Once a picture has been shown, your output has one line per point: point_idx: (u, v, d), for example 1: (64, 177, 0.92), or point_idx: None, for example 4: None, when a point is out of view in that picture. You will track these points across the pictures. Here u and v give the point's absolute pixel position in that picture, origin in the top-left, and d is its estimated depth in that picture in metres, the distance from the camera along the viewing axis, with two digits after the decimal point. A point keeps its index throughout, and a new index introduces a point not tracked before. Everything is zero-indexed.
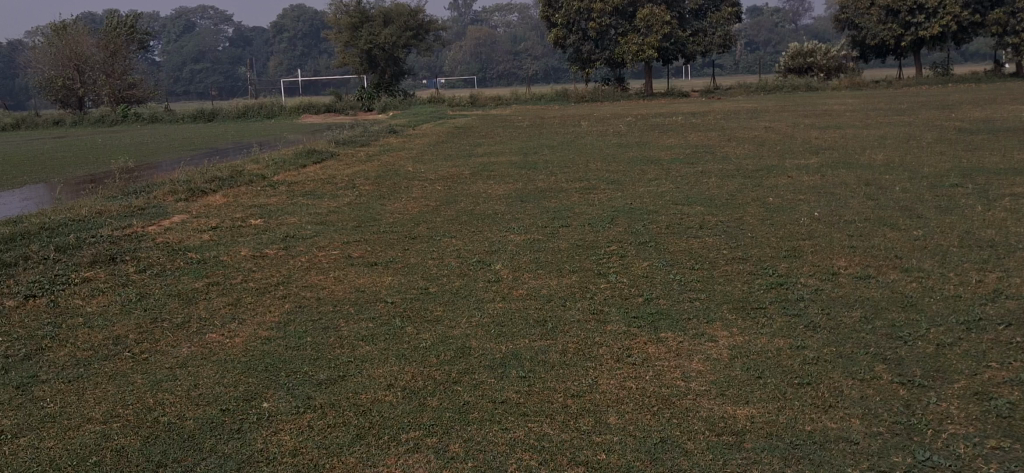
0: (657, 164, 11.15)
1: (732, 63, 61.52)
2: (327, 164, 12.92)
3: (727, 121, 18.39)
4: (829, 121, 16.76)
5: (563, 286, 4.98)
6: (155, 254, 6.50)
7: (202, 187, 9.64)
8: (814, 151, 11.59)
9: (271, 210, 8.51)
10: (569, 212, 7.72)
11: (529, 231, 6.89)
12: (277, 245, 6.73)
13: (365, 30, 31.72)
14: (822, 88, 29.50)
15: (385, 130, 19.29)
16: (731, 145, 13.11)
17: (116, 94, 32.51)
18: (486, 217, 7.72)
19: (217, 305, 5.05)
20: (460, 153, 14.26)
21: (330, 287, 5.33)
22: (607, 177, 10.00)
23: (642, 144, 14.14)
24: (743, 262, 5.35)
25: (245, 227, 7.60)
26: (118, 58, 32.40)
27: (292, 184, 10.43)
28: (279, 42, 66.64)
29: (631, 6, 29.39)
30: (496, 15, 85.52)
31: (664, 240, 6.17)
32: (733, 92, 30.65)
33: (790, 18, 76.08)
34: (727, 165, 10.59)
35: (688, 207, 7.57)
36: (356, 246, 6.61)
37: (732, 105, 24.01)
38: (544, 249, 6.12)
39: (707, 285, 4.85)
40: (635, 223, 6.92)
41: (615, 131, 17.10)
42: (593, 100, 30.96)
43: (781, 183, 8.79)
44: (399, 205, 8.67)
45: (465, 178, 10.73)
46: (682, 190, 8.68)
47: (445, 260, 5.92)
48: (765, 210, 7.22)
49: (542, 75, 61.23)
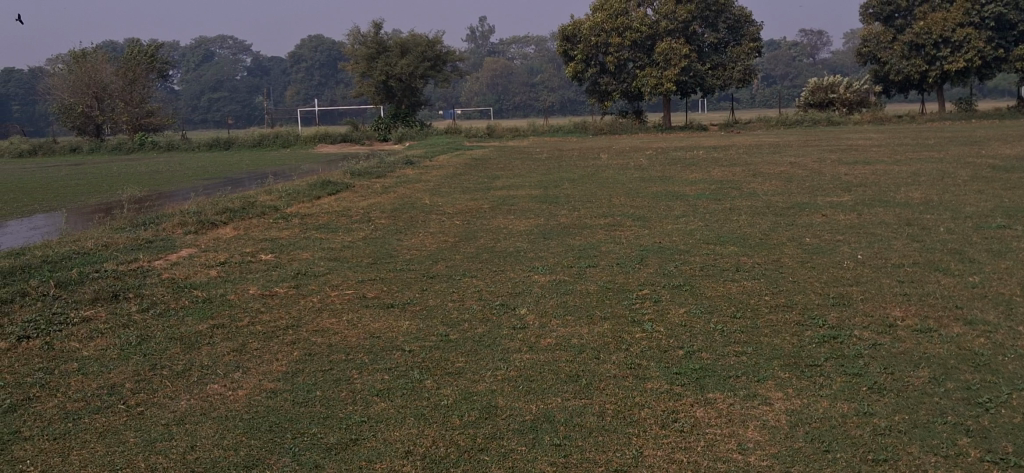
0: (683, 199, 10.81)
1: (750, 96, 61.21)
2: (343, 195, 12.61)
3: (751, 155, 18.00)
4: (856, 157, 16.32)
5: (594, 335, 4.60)
6: (160, 291, 6.17)
7: (213, 219, 9.33)
8: (846, 188, 11.19)
9: (283, 244, 8.18)
10: (595, 250, 7.35)
11: (554, 271, 6.53)
12: (289, 284, 6.38)
13: (383, 61, 31.59)
14: (843, 123, 29.14)
15: (402, 161, 19.03)
16: (758, 181, 12.73)
17: (134, 122, 32.45)
18: (508, 255, 7.36)
19: (223, 349, 4.70)
20: (479, 186, 13.95)
21: (343, 332, 4.96)
22: (631, 213, 9.64)
23: (665, 178, 13.77)
24: (787, 311, 4.96)
25: (255, 263, 7.27)
26: (136, 86, 32.35)
27: (306, 217, 10.13)
28: (297, 72, 66.83)
29: (650, 39, 29.15)
30: (513, 47, 85.69)
31: (700, 283, 5.80)
32: (752, 126, 30.32)
33: (807, 52, 75.74)
34: (757, 201, 10.20)
35: (721, 247, 7.21)
36: (372, 284, 6.25)
37: (753, 139, 23.64)
38: (571, 292, 5.74)
39: (753, 336, 4.46)
40: (667, 264, 6.54)
41: (637, 164, 16.77)
42: (611, 132, 30.70)
43: (817, 221, 8.42)
44: (417, 240, 8.34)
45: (485, 213, 10.39)
46: (712, 228, 8.30)
47: (466, 302, 5.56)
48: (803, 251, 6.83)
49: (559, 107, 61.08)
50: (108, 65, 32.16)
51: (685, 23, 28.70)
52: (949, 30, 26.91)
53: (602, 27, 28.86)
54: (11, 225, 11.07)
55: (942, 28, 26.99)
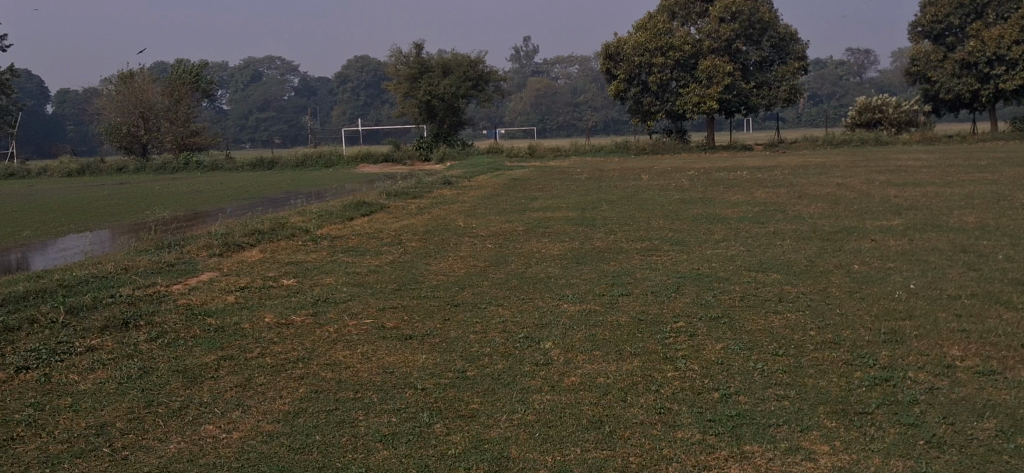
0: (724, 222, 10.41)
1: (796, 116, 60.34)
2: (376, 216, 12.38)
3: (796, 176, 17.48)
4: (906, 178, 15.77)
5: (622, 374, 4.24)
6: (172, 318, 5.93)
7: (239, 241, 9.13)
8: (896, 211, 10.70)
9: (307, 268, 7.93)
10: (629, 277, 6.99)
11: (585, 299, 6.18)
12: (306, 312, 6.11)
13: (424, 80, 31.51)
14: (892, 142, 28.44)
15: (439, 181, 18.80)
16: (803, 203, 12.27)
17: (179, 141, 32.74)
18: (538, 281, 7.03)
19: (227, 384, 4.42)
20: (515, 207, 13.66)
21: (355, 366, 4.66)
22: (670, 237, 9.26)
23: (706, 200, 13.36)
24: (834, 349, 4.56)
25: (276, 288, 7.01)
26: (181, 106, 32.67)
27: (335, 239, 9.89)
28: (341, 92, 67.29)
29: (694, 58, 28.74)
30: (556, 66, 85.57)
31: (740, 315, 5.41)
32: (798, 146, 29.72)
33: (853, 71, 74.61)
34: (801, 225, 9.78)
35: (763, 274, 6.82)
36: (392, 313, 5.95)
37: (799, 160, 23.04)
38: (601, 323, 5.38)
39: (796, 378, 4.08)
40: (705, 294, 6.15)
41: (678, 185, 16.35)
42: (653, 152, 30.29)
43: (866, 247, 7.98)
44: (445, 264, 8.03)
45: (518, 235, 10.09)
46: (754, 254, 7.91)
47: (488, 333, 5.23)
48: (852, 280, 6.41)
49: (602, 126, 60.76)
50: (154, 86, 32.43)
51: (729, 42, 28.43)
52: (1003, 48, 26.05)
53: (645, 46, 28.50)
54: (42, 246, 10.97)
55: (998, 45, 26.08)
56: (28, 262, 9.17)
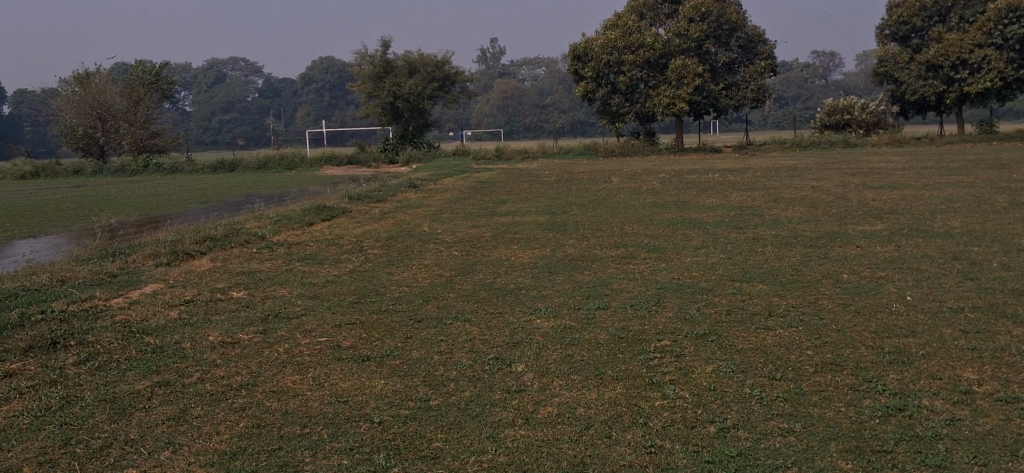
0: (701, 227, 10.02)
1: (763, 118, 60.46)
2: (338, 221, 11.85)
3: (769, 178, 17.15)
4: (881, 181, 15.47)
5: (604, 403, 3.80)
6: (107, 336, 5.39)
7: (189, 249, 8.56)
8: (878, 216, 10.35)
9: (262, 278, 7.39)
10: (605, 288, 6.53)
11: (558, 314, 5.72)
12: (255, 329, 5.59)
13: (390, 80, 30.93)
14: (860, 145, 28.31)
15: (405, 183, 18.26)
16: (780, 207, 11.93)
17: (138, 143, 31.95)
18: (509, 292, 6.56)
19: (159, 416, 3.92)
20: (483, 211, 13.20)
21: (304, 394, 4.16)
22: (646, 243, 8.84)
23: (680, 204, 12.96)
24: (837, 372, 4.14)
25: (224, 301, 6.48)
26: (140, 107, 31.84)
27: (294, 246, 9.36)
28: (306, 93, 66.42)
29: (663, 58, 28.46)
30: (524, 68, 85.27)
31: (729, 332, 4.98)
32: (767, 148, 29.52)
33: (820, 73, 74.90)
34: (781, 230, 9.39)
35: (748, 285, 6.40)
36: (350, 330, 5.45)
37: (769, 162, 22.75)
38: (577, 342, 4.92)
39: (800, 407, 3.65)
40: (688, 307, 5.73)
41: (650, 188, 15.98)
42: (622, 154, 29.96)
43: (852, 255, 7.59)
44: (409, 274, 7.54)
45: (487, 241, 9.63)
46: (735, 262, 7.50)
47: (454, 355, 4.75)
48: (843, 291, 6.01)
49: (569, 128, 60.48)
50: (113, 85, 31.49)
51: (699, 42, 28.22)
52: (966, 51, 25.96)
53: (614, 46, 28.12)
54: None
55: (961, 49, 26.01)
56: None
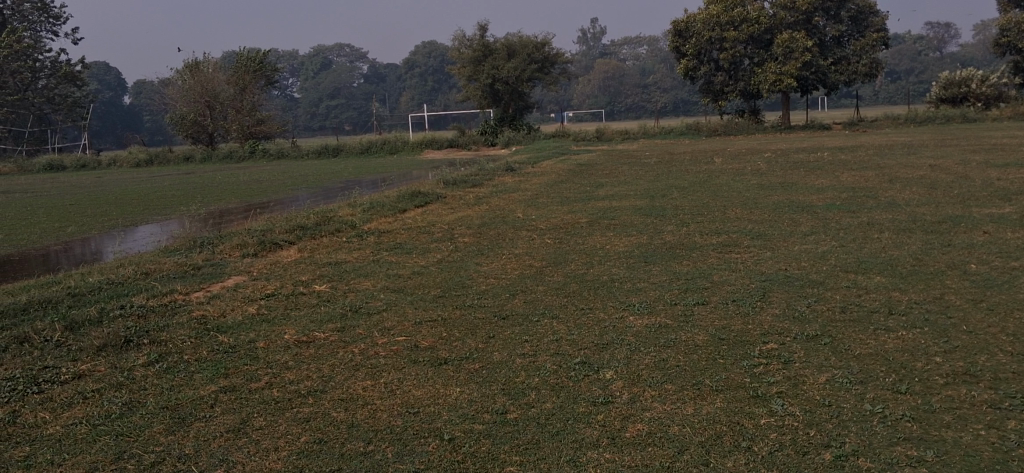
0: (810, 211, 9.40)
1: (873, 93, 58.48)
2: (431, 208, 11.59)
3: (882, 157, 16.20)
4: (1006, 158, 14.44)
5: (702, 421, 3.39)
6: (182, 334, 5.22)
7: (277, 239, 8.40)
8: (1004, 197, 9.54)
9: (346, 269, 7.16)
10: (706, 281, 6.04)
11: (653, 311, 5.27)
12: (333, 326, 5.34)
13: (489, 63, 30.68)
14: (980, 120, 26.75)
15: (502, 167, 17.95)
16: (896, 187, 11.16)
17: (245, 130, 32.38)
18: (601, 285, 6.15)
19: (219, 429, 3.68)
20: (579, 195, 12.77)
21: (374, 403, 3.86)
22: (749, 229, 8.28)
23: (787, 185, 12.28)
24: (973, 384, 3.61)
25: (305, 295, 6.26)
26: (246, 94, 32.28)
27: (383, 235, 9.13)
28: (409, 78, 66.94)
29: (768, 33, 27.44)
30: (625, 47, 84.18)
31: (845, 335, 4.46)
32: (879, 124, 28.15)
33: (934, 45, 71.49)
34: (899, 214, 8.69)
35: (865, 277, 5.83)
36: (430, 328, 5.14)
37: (884, 139, 21.63)
38: (673, 344, 4.48)
39: (928, 430, 3.17)
40: (796, 303, 5.21)
41: (755, 168, 15.32)
42: (726, 133, 29.06)
43: (981, 241, 6.91)
44: (497, 265, 7.18)
45: (581, 228, 9.21)
46: (848, 251, 6.90)
47: (537, 358, 4.38)
48: (973, 284, 5.39)
49: (671, 108, 59.36)
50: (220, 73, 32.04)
51: (807, 15, 27.09)
52: None
53: (716, 22, 27.29)
54: (104, 245, 10.23)
55: None
56: (40, 268, 8.56)
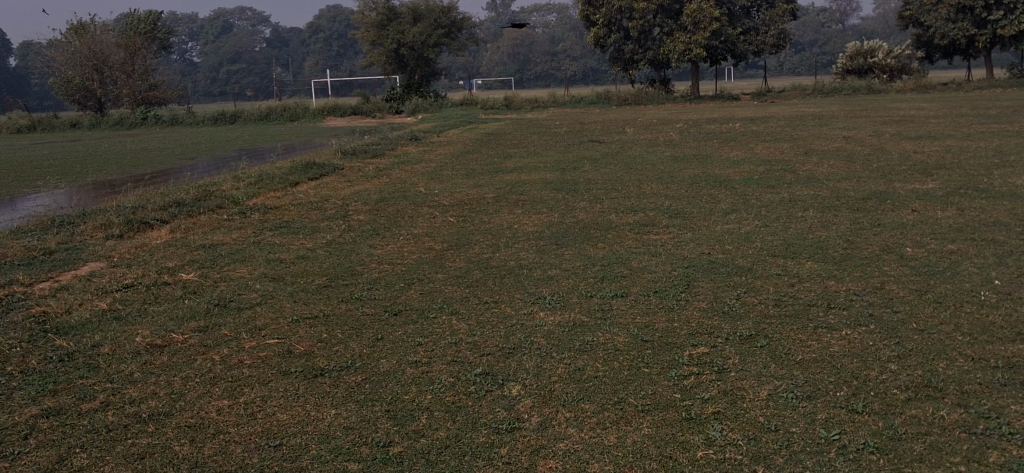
0: (728, 186, 8.98)
1: (778, 64, 59.30)
2: (326, 181, 10.78)
3: (794, 128, 16.03)
4: (917, 129, 14.42)
5: (629, 457, 2.79)
6: (7, 340, 4.35)
7: (147, 219, 7.50)
8: (924, 171, 9.32)
9: (222, 254, 6.35)
10: (624, 268, 5.47)
11: (565, 306, 4.64)
12: (196, 326, 4.56)
13: (393, 28, 29.61)
14: (885, 91, 27.08)
15: (405, 136, 17.16)
16: (812, 160, 10.90)
17: (136, 95, 30.60)
18: (508, 273, 5.51)
19: (27, 471, 2.92)
20: (486, 167, 12.14)
21: (228, 434, 3.15)
22: (668, 207, 7.78)
23: (702, 157, 11.91)
24: (938, 400, 3.11)
25: (170, 285, 5.44)
26: (137, 58, 30.45)
27: (269, 212, 8.30)
28: (314, 43, 65.02)
29: (677, 2, 27.13)
30: (535, 15, 83.54)
31: (782, 335, 3.93)
32: (787, 94, 28.21)
33: (837, 17, 73.10)
34: (820, 190, 8.32)
35: (795, 264, 5.36)
36: (308, 328, 4.42)
37: (793, 109, 21.56)
38: (589, 349, 3.86)
39: (898, 465, 2.66)
40: (724, 295, 4.65)
41: (668, 139, 14.94)
42: (635, 103, 28.74)
43: (910, 221, 6.57)
44: (393, 248, 6.48)
45: (488, 204, 8.60)
46: (774, 231, 6.44)
47: (432, 368, 3.72)
48: (913, 273, 4.97)
49: (581, 76, 59.13)
50: (108, 35, 30.12)
51: None
52: None
53: None
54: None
55: None
56: None
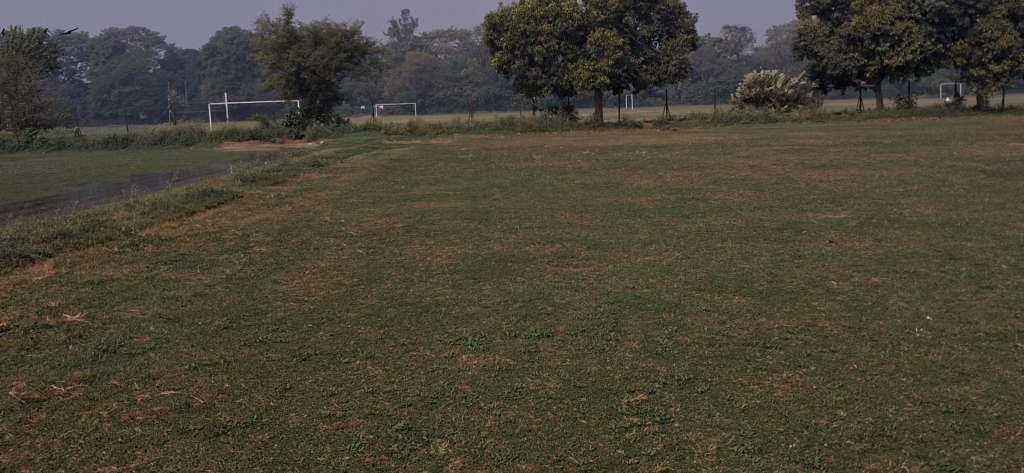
0: (641, 215, 8.85)
1: (677, 92, 60.51)
2: (225, 210, 10.25)
3: (700, 156, 16.10)
4: (819, 158, 14.66)
5: None
6: None
7: (28, 254, 6.90)
8: (833, 201, 9.36)
9: (112, 291, 5.83)
10: (547, 304, 5.21)
11: (489, 347, 4.35)
12: (81, 374, 4.09)
13: (294, 51, 28.95)
14: (781, 120, 27.73)
15: (307, 162, 16.63)
16: (722, 189, 10.89)
17: (20, 117, 29.08)
18: (424, 310, 5.18)
19: None
20: (393, 195, 11.78)
21: None
22: (585, 237, 7.58)
23: (612, 185, 11.81)
24: (897, 453, 2.93)
25: (51, 329, 4.93)
26: (22, 78, 28.89)
27: (164, 244, 7.77)
28: (211, 66, 63.42)
29: (581, 30, 27.28)
30: (437, 40, 83.42)
31: (722, 379, 3.71)
32: (688, 122, 28.62)
33: (731, 48, 75.18)
34: (735, 220, 8.25)
35: (723, 298, 5.18)
36: (206, 378, 4.00)
37: (696, 138, 21.81)
38: (519, 398, 3.58)
39: None
40: (656, 334, 4.43)
41: (577, 166, 14.83)
42: (540, 129, 28.73)
43: (830, 252, 6.52)
44: (299, 283, 6.08)
45: (397, 234, 8.25)
46: (696, 263, 6.29)
47: (348, 423, 3.38)
48: (843, 308, 4.85)
49: (484, 102, 59.15)
50: None
51: (618, 13, 27.16)
52: (887, 24, 25.81)
53: (531, 15, 26.83)
54: None
55: (882, 21, 25.86)
56: None
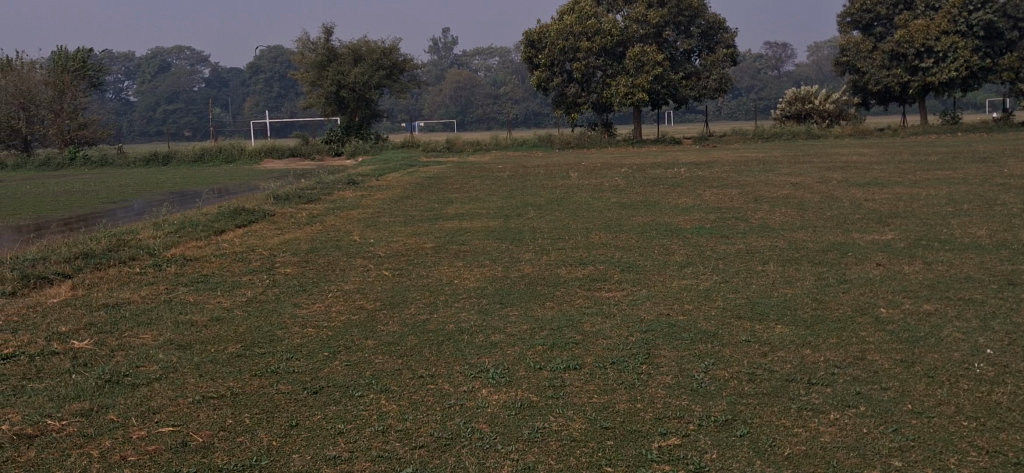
0: (678, 236, 8.52)
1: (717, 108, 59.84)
2: (255, 229, 10.08)
3: (740, 174, 15.70)
4: (863, 176, 14.18)
5: None
6: None
7: (50, 275, 6.75)
8: (880, 221, 8.95)
9: (127, 315, 5.64)
10: (577, 331, 4.91)
11: (512, 380, 4.07)
12: (80, 407, 3.87)
13: (334, 69, 28.95)
14: (824, 136, 27.19)
15: (342, 180, 16.47)
16: (764, 208, 10.50)
17: (64, 135, 29.36)
18: (446, 338, 4.91)
19: None
20: (426, 213, 11.56)
21: None
22: (619, 259, 7.27)
23: (649, 204, 11.46)
24: None
25: (57, 356, 4.72)
26: (67, 96, 29.19)
27: (188, 265, 7.60)
28: (254, 84, 63.95)
29: (620, 46, 26.97)
30: (477, 58, 83.49)
31: (764, 420, 3.39)
32: (728, 139, 28.17)
33: (771, 64, 74.33)
34: (777, 242, 7.89)
35: (766, 327, 4.85)
36: (208, 413, 3.75)
37: (736, 155, 21.39)
38: (540, 440, 3.28)
39: None
40: (692, 367, 4.12)
41: (613, 184, 14.52)
42: (578, 146, 28.45)
43: (878, 277, 6.15)
44: (320, 307, 5.85)
45: (425, 255, 8.01)
46: (735, 288, 5.96)
47: (352, 468, 3.11)
48: (894, 340, 4.50)
49: (523, 119, 58.98)
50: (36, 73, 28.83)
51: (658, 29, 26.85)
52: (932, 39, 25.17)
53: (570, 31, 26.60)
54: None
55: (927, 36, 25.24)
56: None
